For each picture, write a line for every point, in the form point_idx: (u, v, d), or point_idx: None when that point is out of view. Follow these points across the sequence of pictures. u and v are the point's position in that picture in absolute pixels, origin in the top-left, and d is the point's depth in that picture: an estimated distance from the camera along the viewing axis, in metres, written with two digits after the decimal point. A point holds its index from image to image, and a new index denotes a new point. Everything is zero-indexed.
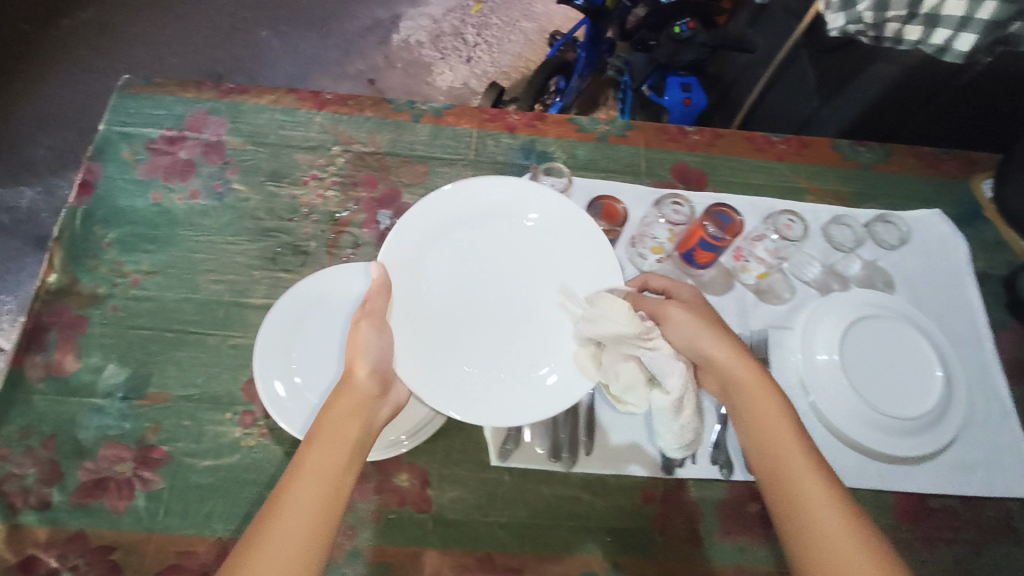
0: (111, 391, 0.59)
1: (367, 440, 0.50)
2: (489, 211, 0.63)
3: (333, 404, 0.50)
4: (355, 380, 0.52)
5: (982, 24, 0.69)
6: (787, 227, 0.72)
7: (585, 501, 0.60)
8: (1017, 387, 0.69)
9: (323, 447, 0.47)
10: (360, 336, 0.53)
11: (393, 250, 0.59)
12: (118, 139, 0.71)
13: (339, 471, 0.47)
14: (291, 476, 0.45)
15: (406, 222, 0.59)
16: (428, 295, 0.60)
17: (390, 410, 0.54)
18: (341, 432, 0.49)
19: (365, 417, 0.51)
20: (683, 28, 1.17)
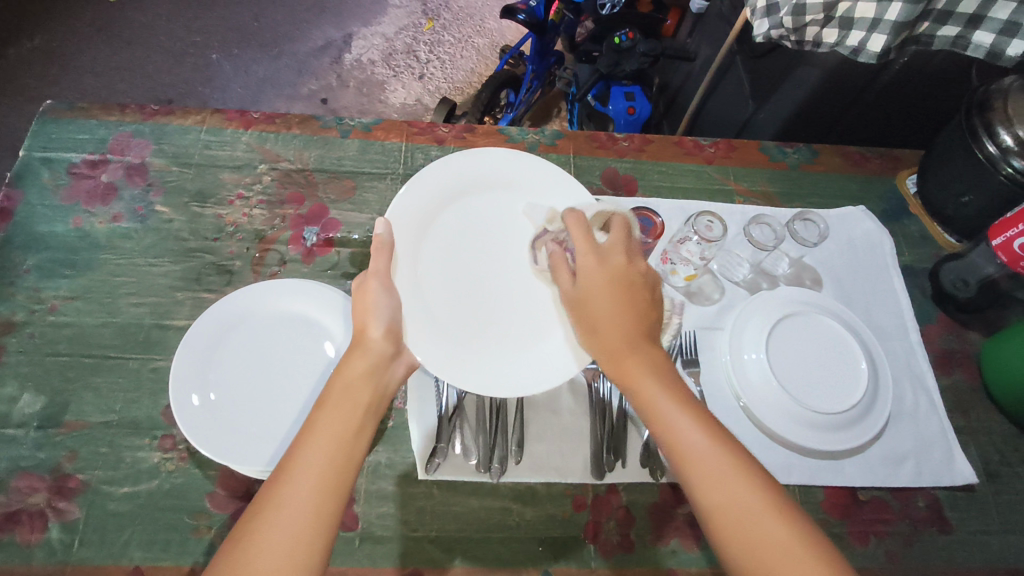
0: (25, 420, 0.58)
1: (381, 404, 0.51)
2: (492, 181, 0.63)
3: (347, 366, 0.51)
4: (368, 341, 0.52)
5: (891, 25, 0.65)
6: (707, 228, 0.68)
7: (515, 512, 0.59)
8: (944, 376, 0.70)
9: (331, 415, 0.48)
10: (369, 297, 0.54)
11: (399, 212, 0.59)
12: (39, 164, 0.71)
13: (350, 438, 0.47)
14: (302, 444, 0.46)
15: (412, 187, 0.60)
16: (435, 258, 0.60)
17: (405, 369, 0.53)
18: (350, 399, 0.49)
19: (379, 382, 0.51)
20: (623, 39, 1.24)
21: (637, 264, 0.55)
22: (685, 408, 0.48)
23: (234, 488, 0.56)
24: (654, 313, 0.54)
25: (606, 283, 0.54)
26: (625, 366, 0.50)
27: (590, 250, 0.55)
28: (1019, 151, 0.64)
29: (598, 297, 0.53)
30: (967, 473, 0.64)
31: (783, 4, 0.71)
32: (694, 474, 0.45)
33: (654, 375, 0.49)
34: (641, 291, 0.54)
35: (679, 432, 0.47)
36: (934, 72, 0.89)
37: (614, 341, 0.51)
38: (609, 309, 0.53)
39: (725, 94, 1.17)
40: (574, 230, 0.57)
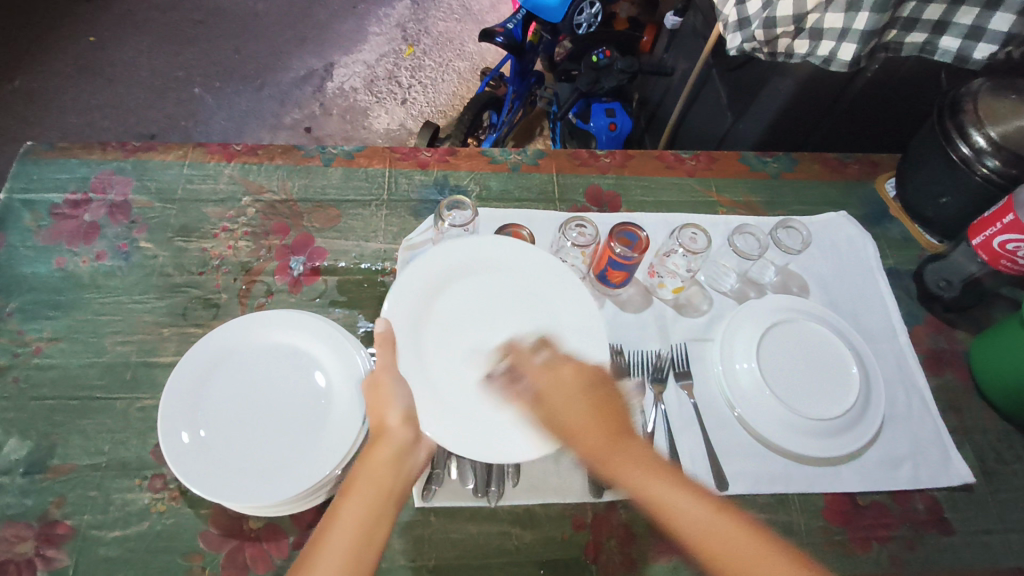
0: (11, 466, 0.56)
1: (405, 491, 0.50)
2: (481, 265, 0.63)
3: (370, 453, 0.50)
4: (388, 430, 0.51)
5: (860, 34, 0.66)
6: (691, 240, 0.69)
7: (514, 536, 0.58)
8: (934, 377, 0.70)
9: (354, 504, 0.47)
10: (383, 393, 0.53)
11: (394, 309, 0.58)
12: (19, 207, 0.71)
13: (372, 522, 0.47)
14: (328, 527, 0.46)
15: (403, 280, 0.59)
16: (439, 339, 0.58)
17: (426, 454, 0.52)
18: (373, 483, 0.48)
19: (404, 468, 0.50)
20: (600, 57, 1.25)
21: (586, 366, 0.56)
22: (673, 483, 0.48)
23: (228, 526, 0.55)
24: (621, 404, 0.54)
25: (569, 397, 0.53)
26: (607, 455, 0.50)
27: (542, 369, 0.56)
28: (992, 151, 0.66)
29: (567, 409, 0.52)
30: (964, 472, 0.64)
31: (755, 17, 0.72)
32: (697, 541, 0.46)
33: (637, 459, 0.49)
34: (613, 395, 0.54)
35: (678, 512, 0.46)
36: (903, 80, 0.91)
37: (591, 436, 0.51)
38: (578, 410, 0.52)
39: (703, 106, 1.19)
40: (519, 359, 0.57)
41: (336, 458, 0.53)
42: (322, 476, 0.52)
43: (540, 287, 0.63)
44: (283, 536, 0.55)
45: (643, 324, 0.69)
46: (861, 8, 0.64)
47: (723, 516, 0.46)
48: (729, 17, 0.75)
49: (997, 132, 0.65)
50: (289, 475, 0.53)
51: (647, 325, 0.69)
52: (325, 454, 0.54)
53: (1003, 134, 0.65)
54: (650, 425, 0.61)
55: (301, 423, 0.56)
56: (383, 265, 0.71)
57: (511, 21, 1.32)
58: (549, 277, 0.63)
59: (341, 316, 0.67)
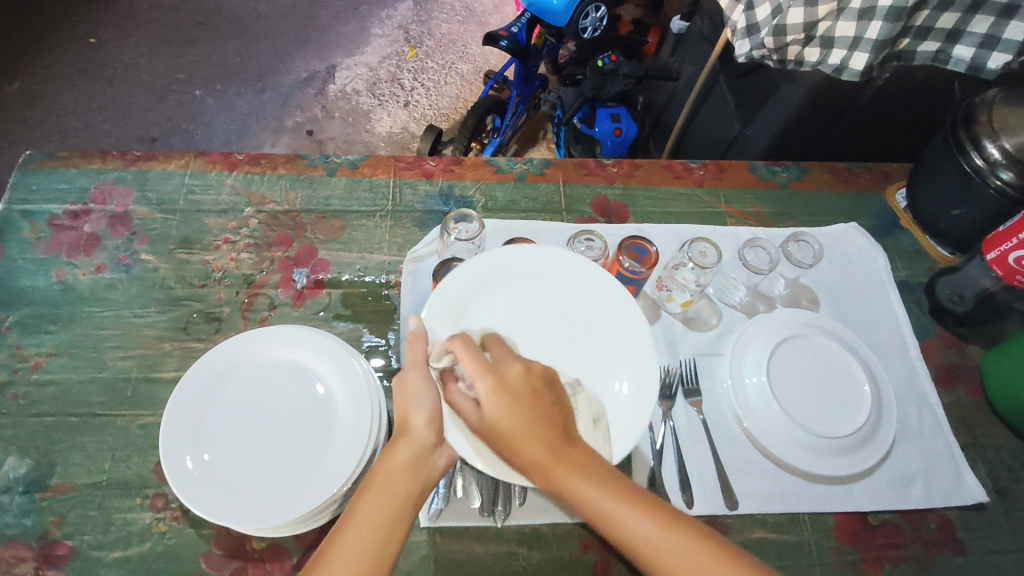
0: (9, 485, 0.55)
1: (423, 496, 0.49)
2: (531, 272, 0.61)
3: (391, 455, 0.49)
4: (412, 431, 0.50)
5: (873, 43, 0.65)
6: (701, 254, 0.67)
7: (521, 556, 0.57)
8: (946, 393, 0.69)
9: (369, 505, 0.47)
10: (410, 389, 0.52)
11: (438, 312, 0.56)
12: (19, 217, 0.70)
13: (387, 528, 0.46)
14: (342, 529, 0.46)
15: (448, 283, 0.58)
16: None
17: (447, 459, 0.51)
18: (391, 488, 0.47)
19: (421, 473, 0.49)
20: (606, 62, 1.25)
21: (533, 366, 0.51)
22: (628, 502, 0.45)
23: (230, 547, 0.54)
24: (567, 413, 0.49)
25: (513, 407, 0.47)
26: (553, 478, 0.46)
27: (485, 370, 0.49)
28: (1007, 163, 0.65)
29: (509, 424, 0.47)
30: (977, 491, 0.63)
31: (763, 24, 0.70)
32: (657, 564, 0.44)
33: (585, 474, 0.46)
34: (559, 411, 0.49)
35: (632, 531, 0.44)
36: (915, 90, 0.90)
37: (536, 458, 0.46)
38: (520, 432, 0.47)
39: (711, 112, 1.18)
40: (462, 355, 0.51)
41: (341, 475, 0.52)
42: (327, 496, 0.51)
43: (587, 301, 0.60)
44: (286, 556, 0.54)
45: (652, 339, 0.68)
46: (873, 17, 0.63)
47: (684, 537, 0.44)
48: (736, 23, 0.74)
49: (1013, 143, 0.64)
50: (296, 496, 0.52)
51: (656, 340, 0.68)
52: (330, 472, 0.53)
53: (1019, 145, 0.64)
54: (658, 441, 0.61)
55: (308, 439, 0.55)
56: (387, 278, 0.70)
57: (515, 25, 1.29)
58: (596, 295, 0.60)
59: (344, 330, 0.66)
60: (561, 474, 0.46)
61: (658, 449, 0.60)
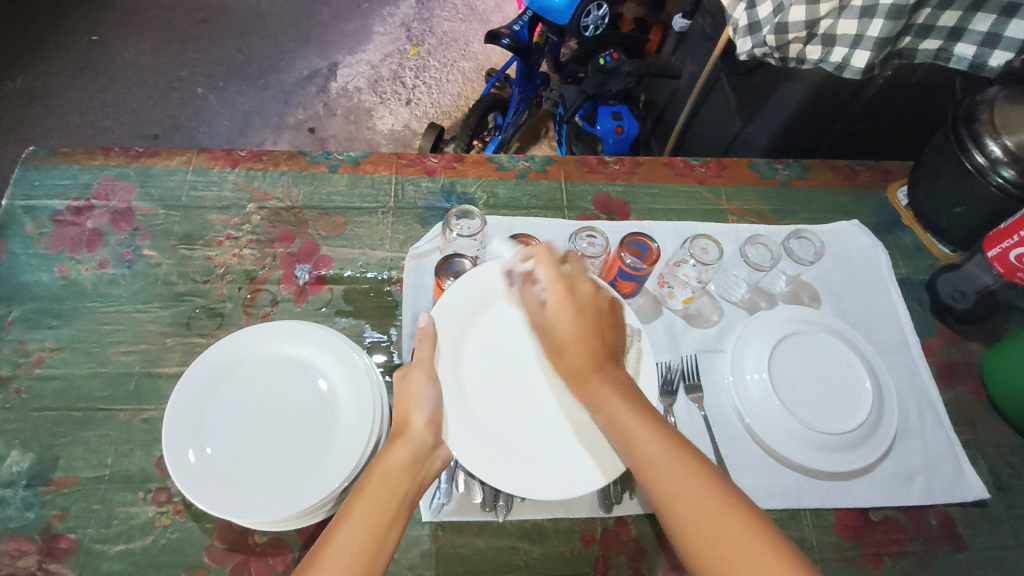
0: (13, 479, 0.56)
1: (418, 495, 0.50)
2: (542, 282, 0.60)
3: (389, 454, 0.51)
4: (411, 431, 0.52)
5: (874, 41, 0.65)
6: (703, 251, 0.67)
7: (522, 551, 0.57)
8: (947, 390, 0.70)
9: (366, 504, 0.48)
10: (413, 390, 0.54)
11: (450, 313, 0.57)
12: (22, 213, 0.70)
13: (383, 526, 0.47)
14: (337, 527, 0.47)
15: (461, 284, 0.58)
16: (479, 357, 0.56)
17: (441, 464, 0.52)
18: (388, 487, 0.49)
19: (419, 472, 0.51)
20: (608, 60, 1.25)
21: (601, 291, 0.59)
22: (640, 415, 0.52)
23: (232, 541, 0.54)
24: (617, 335, 0.57)
25: (576, 315, 0.57)
26: (586, 382, 0.54)
27: (559, 279, 0.59)
28: (1008, 161, 0.65)
29: (563, 328, 0.57)
30: (978, 487, 0.63)
31: (766, 22, 0.70)
32: (652, 473, 0.49)
33: (613, 386, 0.54)
34: (611, 330, 0.58)
35: (635, 440, 0.50)
36: (916, 88, 0.90)
37: (579, 362, 0.56)
38: (572, 334, 0.57)
39: (713, 110, 1.18)
40: (543, 259, 0.60)
41: (342, 468, 0.53)
42: (331, 488, 0.52)
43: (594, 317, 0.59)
44: (288, 550, 0.54)
45: (654, 335, 0.68)
46: (875, 15, 0.63)
47: (680, 455, 0.50)
48: (738, 21, 0.74)
49: (1013, 141, 0.64)
50: (298, 490, 0.52)
51: (657, 336, 0.68)
52: (334, 465, 0.53)
53: (1020, 143, 0.64)
54: None
55: (311, 433, 0.55)
56: (389, 274, 0.70)
57: (517, 23, 1.31)
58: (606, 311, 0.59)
59: (346, 326, 0.66)
60: (591, 381, 0.54)
61: None
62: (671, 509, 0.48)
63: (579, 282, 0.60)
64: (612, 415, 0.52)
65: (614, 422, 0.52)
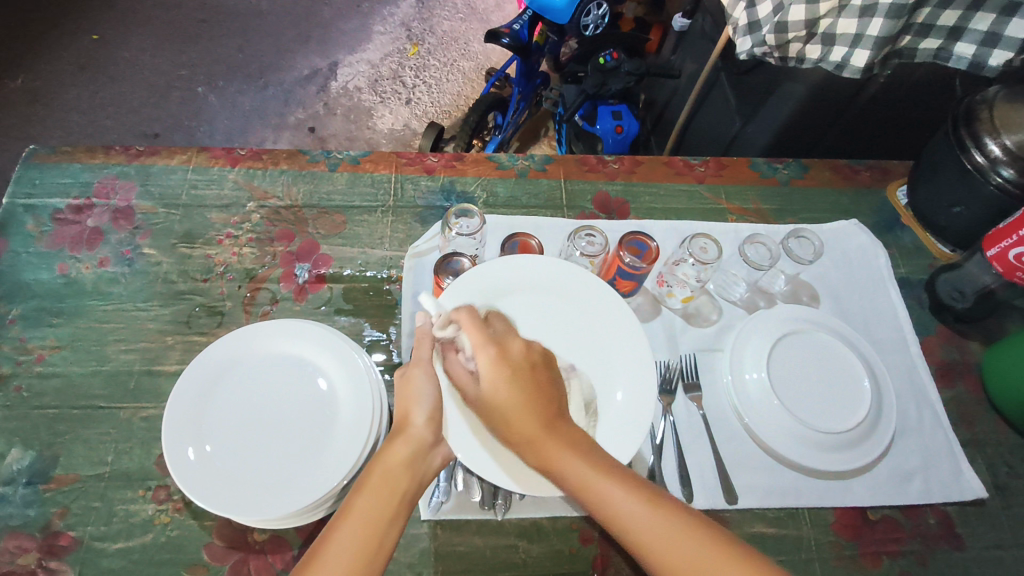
0: (13, 476, 0.56)
1: (418, 493, 0.50)
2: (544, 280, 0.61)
3: (389, 451, 0.50)
4: (411, 429, 0.51)
5: (874, 41, 0.65)
6: (702, 250, 0.67)
7: (521, 549, 0.57)
8: (946, 389, 0.70)
9: (366, 502, 0.47)
10: (413, 385, 0.53)
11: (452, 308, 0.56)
12: (22, 212, 0.70)
13: (382, 525, 0.47)
14: (336, 526, 0.46)
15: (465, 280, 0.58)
16: None
17: (442, 460, 0.52)
18: (388, 485, 0.48)
19: (418, 471, 0.50)
20: (608, 59, 1.25)
21: (533, 346, 0.52)
22: (610, 476, 0.46)
23: (232, 539, 0.55)
24: (558, 391, 0.51)
25: (512, 382, 0.49)
26: (544, 452, 0.47)
27: (488, 343, 0.50)
28: (1008, 160, 0.65)
29: (503, 399, 0.48)
30: (976, 487, 0.63)
31: (766, 21, 0.70)
32: (639, 540, 0.45)
33: (572, 449, 0.47)
34: (555, 385, 0.51)
35: (613, 505, 0.45)
36: (915, 87, 0.90)
37: (529, 429, 0.48)
38: (514, 403, 0.48)
39: (713, 110, 1.18)
40: (466, 323, 0.52)
41: (341, 466, 0.53)
42: (331, 486, 0.52)
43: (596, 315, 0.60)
44: (288, 548, 0.55)
45: (652, 334, 0.68)
46: (875, 14, 0.63)
47: (665, 515, 0.45)
48: (738, 20, 0.73)
49: (1013, 140, 0.64)
50: (297, 488, 0.52)
51: (656, 335, 0.68)
52: (334, 463, 0.53)
53: (1020, 142, 0.64)
54: (658, 436, 0.61)
55: (310, 431, 0.55)
56: (388, 273, 0.70)
57: (517, 23, 1.30)
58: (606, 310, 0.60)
59: (346, 325, 0.66)
60: (549, 449, 0.47)
61: (657, 443, 0.60)
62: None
63: (575, 280, 0.61)
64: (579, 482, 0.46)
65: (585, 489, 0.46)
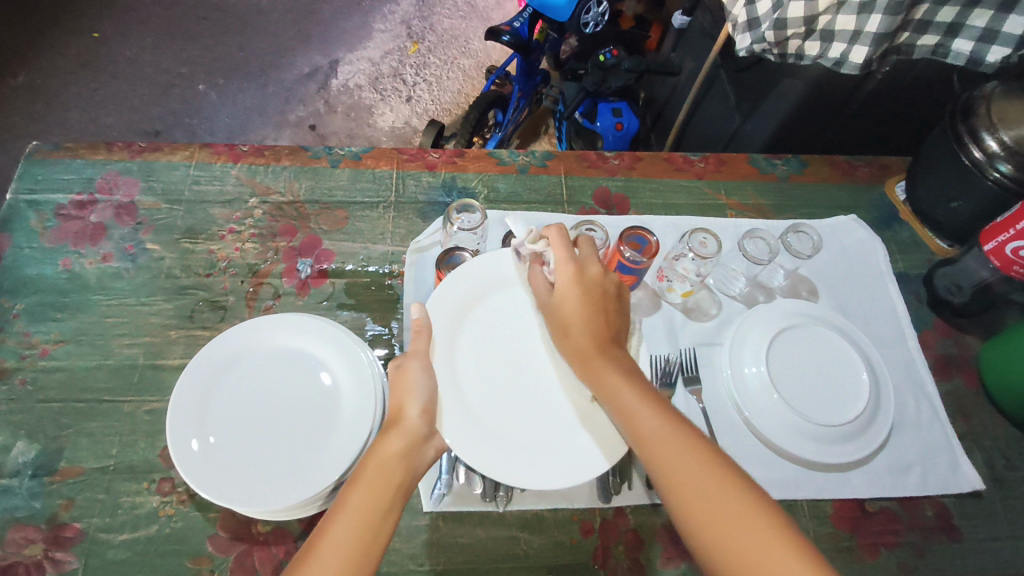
0: (19, 469, 0.56)
1: (412, 484, 0.51)
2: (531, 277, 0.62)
3: (383, 444, 0.51)
4: (405, 421, 0.52)
5: (872, 37, 0.66)
6: (701, 245, 0.67)
7: (523, 540, 0.58)
8: (943, 383, 0.70)
9: (362, 496, 0.48)
10: (409, 377, 0.54)
11: (444, 306, 0.58)
12: (26, 207, 0.70)
13: (378, 515, 0.48)
14: (332, 518, 0.47)
15: (454, 279, 0.60)
16: (474, 348, 0.58)
17: (435, 453, 0.52)
18: (384, 477, 0.49)
19: (412, 463, 0.51)
20: (608, 57, 1.26)
21: (609, 276, 0.59)
22: (638, 390, 0.52)
23: (236, 530, 0.55)
24: (619, 323, 0.58)
25: (583, 298, 0.57)
26: (591, 364, 0.55)
27: (569, 261, 0.58)
28: (1006, 155, 0.65)
29: (573, 311, 0.57)
30: (973, 479, 0.64)
31: (764, 18, 0.71)
32: (649, 448, 0.50)
33: (617, 365, 0.54)
34: (616, 316, 0.58)
35: (636, 413, 0.51)
36: (914, 84, 0.91)
37: (584, 343, 0.56)
38: (582, 317, 0.57)
39: (712, 106, 1.19)
40: (556, 240, 0.60)
41: (343, 458, 0.53)
42: (335, 476, 0.52)
43: None
44: (292, 539, 0.55)
45: (652, 329, 0.68)
46: (873, 10, 0.64)
47: (680, 433, 0.50)
48: (738, 17, 0.75)
49: (1010, 136, 0.64)
50: (301, 479, 0.52)
51: (656, 329, 0.68)
52: (337, 455, 0.54)
53: (1017, 138, 0.64)
54: None
55: (314, 424, 0.56)
56: (390, 268, 0.70)
57: (517, 20, 1.31)
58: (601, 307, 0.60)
59: (348, 319, 0.67)
60: (595, 361, 0.55)
61: None
62: (669, 480, 0.48)
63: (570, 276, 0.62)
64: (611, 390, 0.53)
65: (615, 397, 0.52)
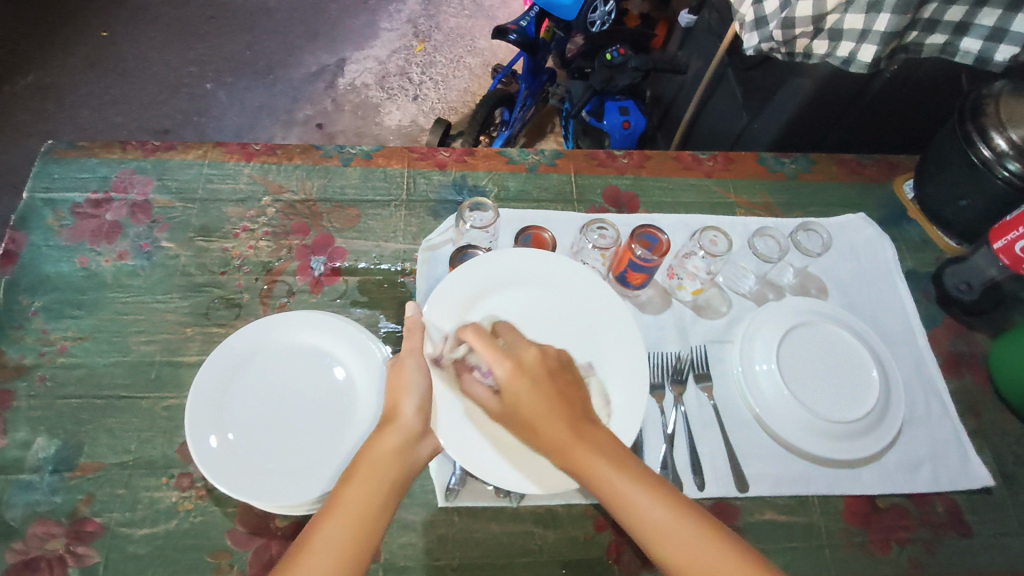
0: (39, 465, 0.57)
1: (407, 483, 0.50)
2: (535, 277, 0.63)
3: (379, 442, 0.51)
4: (400, 418, 0.52)
5: (881, 36, 0.66)
6: (711, 243, 0.68)
7: (537, 535, 0.59)
8: (953, 380, 0.71)
9: (357, 494, 0.48)
10: (404, 378, 0.54)
11: (442, 309, 0.59)
12: (42, 205, 0.71)
13: (372, 514, 0.47)
14: (325, 515, 0.47)
15: (456, 278, 0.61)
16: None
17: (430, 449, 0.52)
18: (378, 475, 0.49)
19: (407, 460, 0.50)
20: (614, 56, 1.26)
21: (547, 351, 0.54)
22: (632, 478, 0.48)
23: (253, 525, 0.56)
24: (579, 397, 0.53)
25: (534, 389, 0.51)
26: (570, 456, 0.49)
27: (503, 356, 0.52)
28: (1013, 154, 0.66)
29: (531, 408, 0.50)
30: (982, 475, 0.64)
31: (772, 17, 0.71)
32: (657, 545, 0.46)
33: (601, 454, 0.49)
34: (573, 400, 0.52)
35: (639, 509, 0.47)
36: (921, 83, 0.91)
37: (555, 436, 0.50)
38: (542, 413, 0.50)
39: (718, 105, 1.19)
40: (476, 336, 0.53)
41: None
42: None
43: (593, 310, 0.62)
44: None
45: (663, 327, 0.69)
46: (882, 9, 0.64)
47: (688, 521, 0.47)
48: (745, 16, 0.75)
49: (1019, 134, 0.65)
50: (319, 476, 0.53)
51: (666, 327, 0.69)
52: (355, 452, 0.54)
53: None
54: (670, 426, 0.62)
55: (330, 421, 0.56)
56: (402, 266, 0.71)
57: (523, 20, 1.32)
58: (609, 311, 0.62)
59: (361, 317, 0.67)
60: (575, 452, 0.49)
61: (669, 432, 0.61)
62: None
63: (574, 278, 0.63)
64: (604, 485, 0.48)
65: (609, 492, 0.48)
